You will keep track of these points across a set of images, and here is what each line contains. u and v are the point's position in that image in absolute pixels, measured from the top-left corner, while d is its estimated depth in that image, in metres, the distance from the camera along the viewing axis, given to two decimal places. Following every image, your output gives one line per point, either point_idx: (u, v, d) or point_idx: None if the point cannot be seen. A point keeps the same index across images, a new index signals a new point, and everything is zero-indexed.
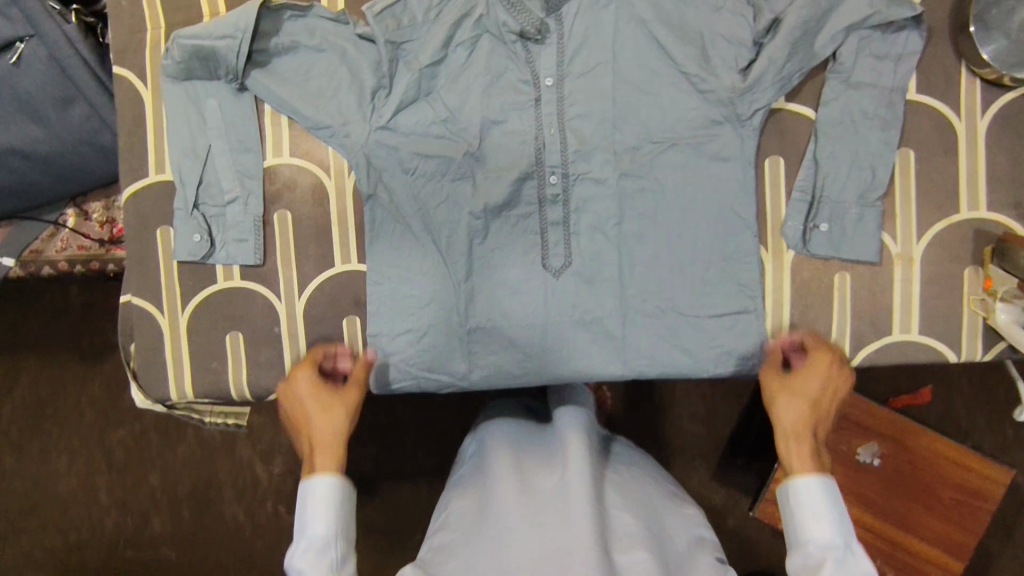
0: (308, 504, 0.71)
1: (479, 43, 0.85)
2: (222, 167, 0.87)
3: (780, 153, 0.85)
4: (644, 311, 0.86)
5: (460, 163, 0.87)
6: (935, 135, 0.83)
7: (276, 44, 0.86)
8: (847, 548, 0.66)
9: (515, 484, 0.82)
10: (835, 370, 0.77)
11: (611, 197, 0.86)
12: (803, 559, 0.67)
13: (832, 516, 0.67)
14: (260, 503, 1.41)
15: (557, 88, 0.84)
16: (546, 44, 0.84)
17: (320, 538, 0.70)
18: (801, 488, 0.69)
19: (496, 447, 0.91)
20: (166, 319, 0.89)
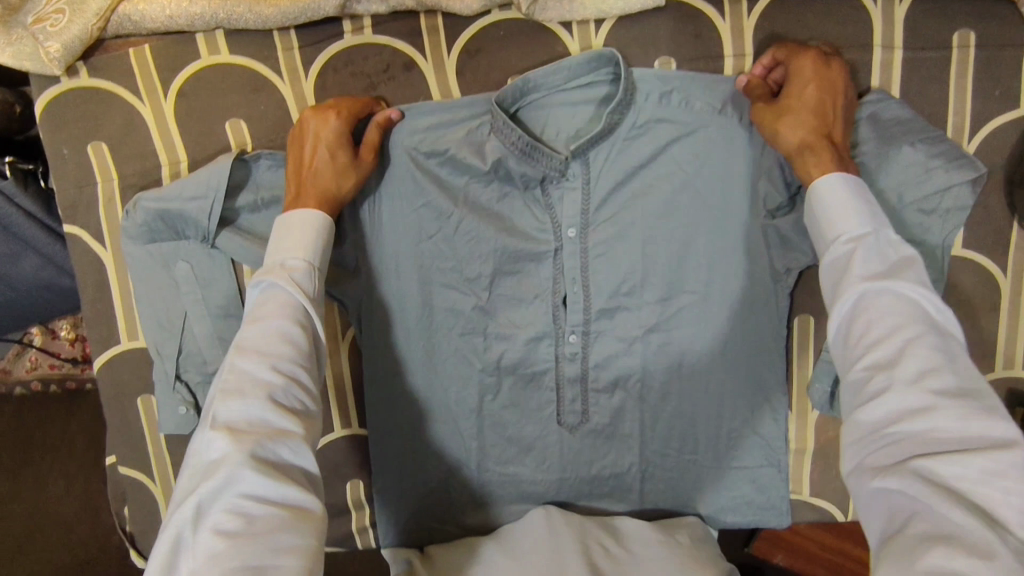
0: (281, 227, 0.66)
1: (489, 189, 0.76)
2: (202, 335, 0.78)
3: (813, 310, 0.81)
4: (666, 469, 0.83)
5: (468, 317, 0.78)
6: (979, 291, 0.77)
7: (250, 200, 0.74)
8: (901, 255, 0.59)
9: (497, 561, 0.73)
10: (824, 73, 0.70)
11: (628, 350, 0.79)
12: (865, 322, 0.56)
13: (892, 283, 0.56)
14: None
15: (581, 239, 0.75)
16: (569, 188, 0.75)
17: (286, 299, 0.61)
18: (827, 188, 0.63)
19: (478, 540, 0.79)
20: (158, 486, 0.83)
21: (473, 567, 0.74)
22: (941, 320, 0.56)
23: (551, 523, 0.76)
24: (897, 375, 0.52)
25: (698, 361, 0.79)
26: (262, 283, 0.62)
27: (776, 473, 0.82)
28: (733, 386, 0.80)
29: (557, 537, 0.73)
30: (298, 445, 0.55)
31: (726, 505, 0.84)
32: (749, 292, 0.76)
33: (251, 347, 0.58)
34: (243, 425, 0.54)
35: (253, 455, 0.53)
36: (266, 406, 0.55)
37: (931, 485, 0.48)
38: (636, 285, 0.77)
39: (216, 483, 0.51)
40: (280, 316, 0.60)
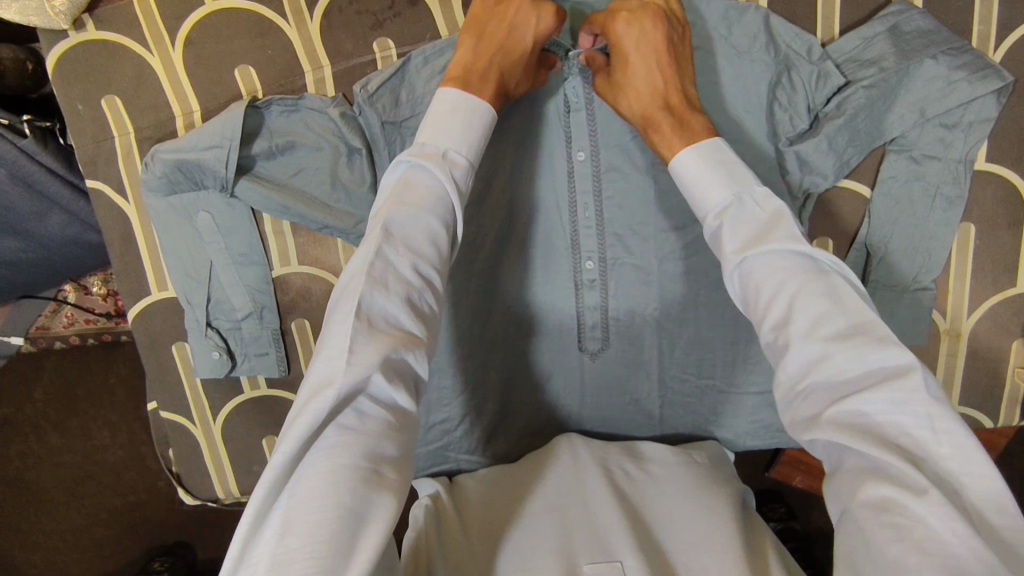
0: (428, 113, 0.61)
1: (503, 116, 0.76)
2: (228, 283, 0.80)
3: (830, 234, 0.79)
4: (686, 395, 0.86)
5: (486, 253, 0.79)
6: (1002, 206, 0.76)
7: (264, 147, 0.75)
8: (765, 207, 0.54)
9: (520, 490, 0.73)
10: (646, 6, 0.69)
11: (649, 278, 0.80)
12: (755, 289, 0.52)
13: (765, 246, 0.51)
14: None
15: (594, 163, 0.76)
16: (577, 109, 0.74)
17: (432, 187, 0.55)
18: (681, 164, 0.60)
19: (501, 470, 0.79)
20: (198, 428, 0.88)
21: (496, 494, 0.74)
22: (827, 265, 0.50)
23: (576, 455, 0.75)
24: (797, 352, 0.47)
25: (714, 285, 0.80)
26: (409, 164, 0.56)
27: None
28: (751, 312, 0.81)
29: (580, 470, 0.73)
30: (417, 360, 0.48)
31: (745, 428, 0.85)
32: None
33: (399, 234, 0.51)
34: (380, 321, 0.47)
35: (386, 356, 0.46)
36: (398, 307, 0.48)
37: (849, 430, 0.43)
38: (651, 215, 0.78)
39: (344, 382, 0.43)
40: (427, 208, 0.53)
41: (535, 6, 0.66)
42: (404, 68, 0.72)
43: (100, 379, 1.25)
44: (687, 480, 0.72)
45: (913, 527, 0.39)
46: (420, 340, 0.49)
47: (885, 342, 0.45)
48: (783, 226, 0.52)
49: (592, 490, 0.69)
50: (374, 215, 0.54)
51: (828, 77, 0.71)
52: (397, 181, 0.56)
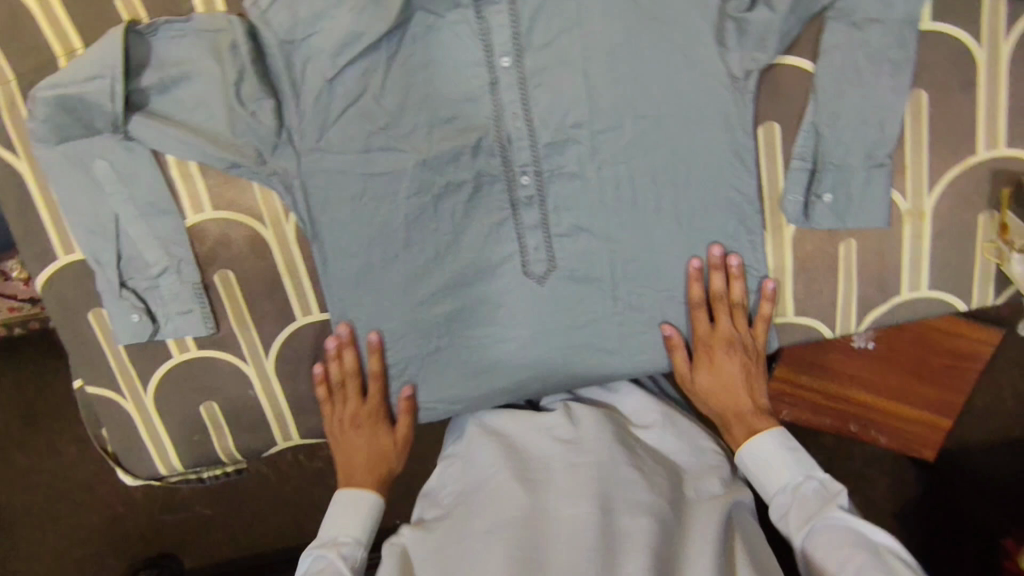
0: (342, 507, 0.75)
1: (412, 25, 0.69)
2: (139, 236, 0.75)
3: (778, 116, 0.73)
4: (675, 323, 0.79)
5: (412, 175, 0.74)
6: (952, 67, 0.71)
7: (155, 78, 0.70)
8: (828, 488, 0.68)
9: (505, 474, 0.71)
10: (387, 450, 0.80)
11: (592, 188, 0.75)
12: (819, 555, 0.63)
13: (829, 514, 0.65)
14: (281, 455, 1.15)
15: (518, 68, 0.70)
16: (496, 12, 0.68)
17: (544, 454, 0.73)
18: (758, 446, 0.72)
19: (476, 431, 0.79)
20: (129, 402, 0.82)
21: (480, 472, 0.74)
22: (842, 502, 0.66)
23: (560, 434, 0.75)
24: (831, 574, 0.61)
25: (659, 187, 0.75)
26: (491, 458, 0.75)
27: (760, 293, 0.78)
28: (701, 213, 0.76)
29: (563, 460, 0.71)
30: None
31: None
32: (706, 104, 0.72)
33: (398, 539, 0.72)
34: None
35: None
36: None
37: None
38: (585, 117, 0.72)
39: None
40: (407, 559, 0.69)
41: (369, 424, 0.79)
42: None
43: (52, 380, 1.19)
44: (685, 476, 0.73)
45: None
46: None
47: None
48: (809, 490, 0.68)
49: (572, 487, 0.68)
50: (480, 475, 0.74)
51: None
52: (479, 475, 0.74)
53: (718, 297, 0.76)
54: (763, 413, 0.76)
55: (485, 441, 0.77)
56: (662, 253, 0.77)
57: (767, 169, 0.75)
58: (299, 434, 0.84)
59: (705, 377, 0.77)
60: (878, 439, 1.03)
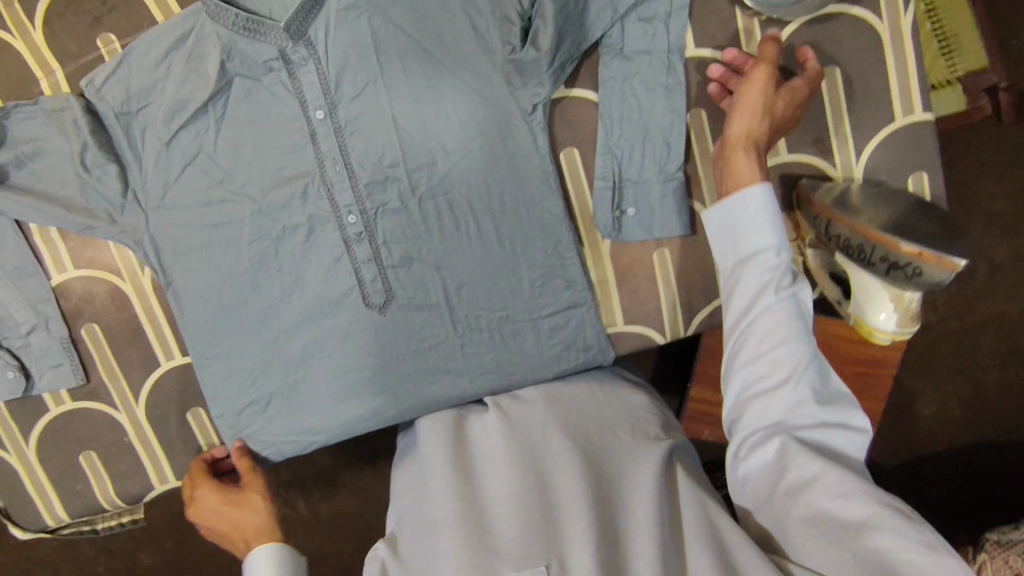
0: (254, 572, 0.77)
1: (233, 90, 0.78)
2: (8, 299, 0.82)
3: (575, 142, 0.80)
4: (513, 340, 0.85)
5: (252, 223, 0.81)
6: (723, 86, 0.78)
7: (11, 154, 0.78)
8: (780, 263, 0.64)
9: (451, 462, 0.71)
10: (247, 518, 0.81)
11: (418, 222, 0.81)
12: (761, 330, 0.63)
13: (779, 292, 0.63)
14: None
15: (331, 120, 0.78)
16: (305, 72, 0.76)
17: (497, 444, 0.73)
18: (750, 197, 0.65)
19: (429, 424, 0.79)
20: (13, 455, 0.87)
21: (428, 462, 0.73)
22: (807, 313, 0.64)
23: (504, 423, 0.75)
24: (755, 339, 0.63)
25: (479, 215, 0.81)
26: (445, 449, 0.73)
27: (588, 305, 0.83)
28: (521, 235, 0.82)
29: (506, 447, 0.72)
30: None
31: (549, 352, 0.85)
32: (507, 136, 0.79)
33: None
34: None
35: None
36: None
37: (813, 431, 0.62)
38: (399, 158, 0.79)
39: None
40: None
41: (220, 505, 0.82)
42: (125, 60, 0.77)
43: None
44: (618, 445, 0.72)
45: (842, 514, 0.58)
46: None
47: (852, 414, 0.63)
48: (786, 267, 0.64)
49: (517, 473, 0.68)
50: (443, 464, 0.71)
51: None
52: (435, 463, 0.72)
53: (730, 79, 0.75)
54: (752, 156, 0.69)
55: (439, 432, 0.76)
56: (491, 274, 0.83)
57: (575, 191, 0.82)
58: (176, 475, 0.89)
59: (740, 119, 0.70)
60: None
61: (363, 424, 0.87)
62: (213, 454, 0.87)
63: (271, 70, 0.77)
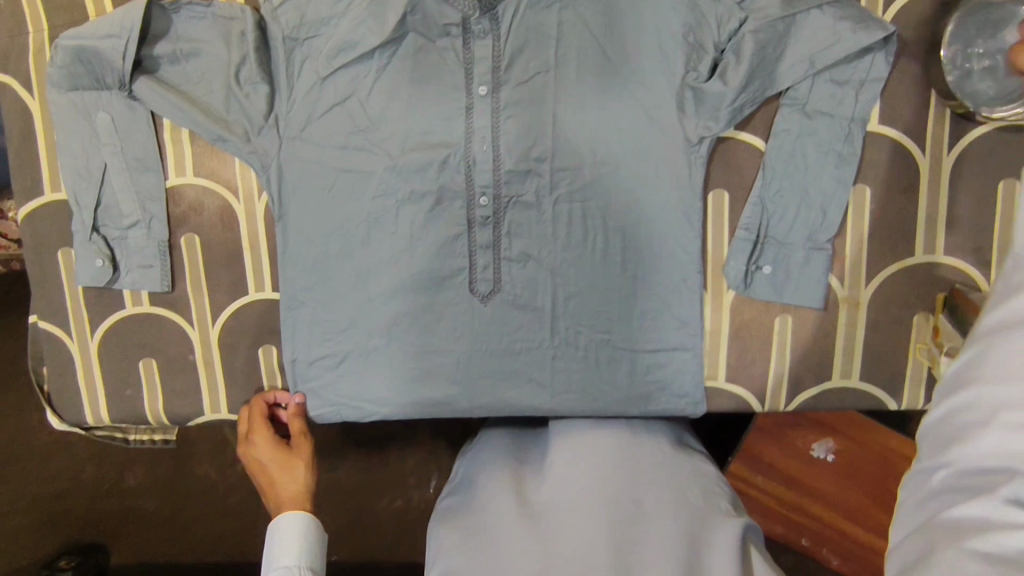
0: (277, 539, 0.78)
1: (404, 44, 0.77)
2: (120, 188, 0.80)
3: (728, 186, 0.77)
4: (607, 368, 0.81)
5: (381, 179, 0.79)
6: (893, 169, 0.75)
7: (169, 49, 0.78)
8: None
9: (519, 521, 0.70)
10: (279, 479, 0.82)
11: (547, 223, 0.79)
12: None
13: None
14: (232, 463, 1.30)
15: (493, 98, 0.76)
16: (481, 45, 0.75)
17: (555, 497, 0.73)
18: None
19: (492, 479, 0.78)
20: (75, 344, 0.85)
21: (491, 521, 0.72)
22: None
23: (569, 479, 0.75)
24: None
25: (611, 232, 0.79)
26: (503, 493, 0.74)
27: (693, 352, 0.80)
28: (648, 262, 0.79)
29: (586, 499, 0.71)
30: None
31: (639, 389, 0.81)
32: (665, 163, 0.76)
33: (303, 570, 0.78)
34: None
35: None
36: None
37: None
38: (548, 154, 0.77)
39: None
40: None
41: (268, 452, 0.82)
42: None
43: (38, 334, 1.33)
44: (682, 506, 0.72)
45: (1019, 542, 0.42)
46: None
47: None
48: None
49: (583, 526, 0.68)
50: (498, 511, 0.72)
51: (731, 15, 0.73)
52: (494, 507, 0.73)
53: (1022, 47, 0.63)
54: None
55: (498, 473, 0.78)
56: (604, 294, 0.80)
57: (714, 234, 0.78)
58: (228, 408, 0.86)
59: None
60: (829, 557, 1.14)
61: (431, 409, 0.84)
62: (274, 398, 0.85)
63: (448, 34, 0.76)
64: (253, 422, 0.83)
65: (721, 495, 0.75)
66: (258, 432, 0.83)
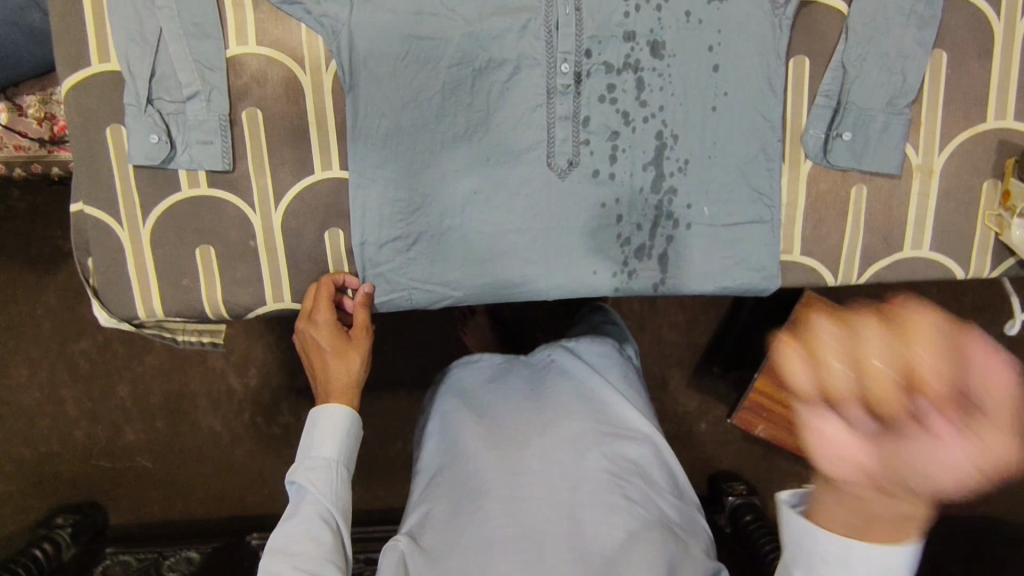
0: (317, 428, 0.75)
1: None
2: (178, 56, 0.75)
3: (809, 52, 0.77)
4: (685, 243, 0.81)
5: (457, 47, 0.76)
6: (967, 33, 0.77)
7: None
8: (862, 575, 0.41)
9: (507, 486, 0.69)
10: (331, 364, 0.79)
11: (628, 93, 0.77)
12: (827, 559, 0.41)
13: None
14: (238, 411, 1.24)
15: None
16: None
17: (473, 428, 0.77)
18: None
19: (472, 431, 0.75)
20: (125, 231, 0.79)
21: (474, 483, 0.71)
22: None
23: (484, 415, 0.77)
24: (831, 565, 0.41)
25: (692, 101, 0.78)
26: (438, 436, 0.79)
27: (770, 224, 0.80)
28: (729, 132, 0.78)
29: (568, 479, 0.69)
30: (320, 492, 0.72)
31: (716, 263, 0.81)
32: (750, 28, 0.76)
33: (341, 461, 0.75)
34: (320, 487, 0.72)
35: (312, 525, 0.70)
36: (322, 503, 0.72)
37: None
38: (630, 18, 0.76)
39: (275, 544, 0.69)
40: (339, 466, 0.75)
41: (330, 337, 0.79)
42: None
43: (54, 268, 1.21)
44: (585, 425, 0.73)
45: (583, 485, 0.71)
46: (327, 502, 0.72)
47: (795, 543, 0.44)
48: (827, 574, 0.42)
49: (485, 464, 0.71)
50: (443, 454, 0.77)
51: None
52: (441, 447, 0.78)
53: None
54: None
55: (446, 408, 0.82)
56: (684, 168, 0.79)
57: (794, 102, 0.78)
58: (293, 297, 0.82)
59: None
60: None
61: (505, 292, 0.82)
62: (342, 281, 0.81)
63: None
64: (318, 304, 0.79)
65: (697, 528, 0.76)
66: (320, 314, 0.79)
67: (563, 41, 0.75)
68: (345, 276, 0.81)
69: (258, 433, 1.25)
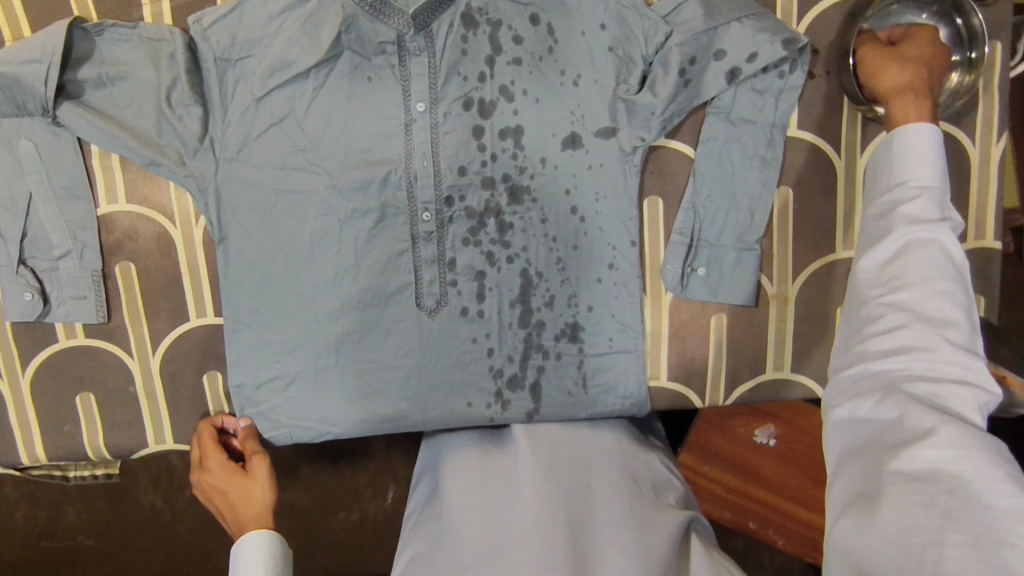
0: (239, 560, 0.75)
1: (339, 63, 0.76)
2: (48, 218, 0.77)
3: (661, 193, 0.81)
4: (555, 373, 0.83)
5: (322, 197, 0.78)
6: (813, 171, 0.81)
7: (93, 73, 0.76)
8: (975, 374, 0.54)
9: (475, 510, 0.73)
10: (235, 498, 0.79)
11: (491, 235, 0.80)
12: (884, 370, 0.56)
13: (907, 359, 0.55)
14: (180, 491, 1.14)
15: (431, 114, 0.77)
16: (416, 62, 0.75)
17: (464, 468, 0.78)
18: (915, 134, 0.64)
19: (450, 476, 0.78)
20: (5, 382, 0.81)
21: (448, 517, 0.74)
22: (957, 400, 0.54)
23: (469, 460, 0.79)
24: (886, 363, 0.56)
25: (554, 241, 0.80)
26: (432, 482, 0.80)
27: (637, 353, 0.83)
28: (590, 268, 0.81)
29: (535, 506, 0.71)
30: None
31: (585, 393, 0.83)
32: (603, 172, 0.79)
33: None
34: None
35: None
36: None
37: (892, 416, 0.54)
38: (487, 167, 0.78)
39: None
40: None
41: (224, 474, 0.79)
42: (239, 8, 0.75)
43: None
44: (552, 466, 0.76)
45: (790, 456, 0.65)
46: None
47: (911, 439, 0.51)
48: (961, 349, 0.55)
49: (468, 501, 0.74)
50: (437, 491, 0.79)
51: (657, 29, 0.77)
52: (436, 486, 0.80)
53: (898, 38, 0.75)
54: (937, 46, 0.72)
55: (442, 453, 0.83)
56: (550, 303, 0.82)
57: (651, 238, 0.82)
58: (175, 438, 0.84)
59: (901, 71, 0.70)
60: (777, 539, 1.05)
61: (383, 426, 0.83)
62: (222, 423, 0.83)
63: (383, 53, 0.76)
64: (205, 449, 0.81)
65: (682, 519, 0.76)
66: (210, 457, 0.81)
67: (421, 192, 0.78)
68: (223, 418, 0.84)
69: (200, 514, 1.15)
